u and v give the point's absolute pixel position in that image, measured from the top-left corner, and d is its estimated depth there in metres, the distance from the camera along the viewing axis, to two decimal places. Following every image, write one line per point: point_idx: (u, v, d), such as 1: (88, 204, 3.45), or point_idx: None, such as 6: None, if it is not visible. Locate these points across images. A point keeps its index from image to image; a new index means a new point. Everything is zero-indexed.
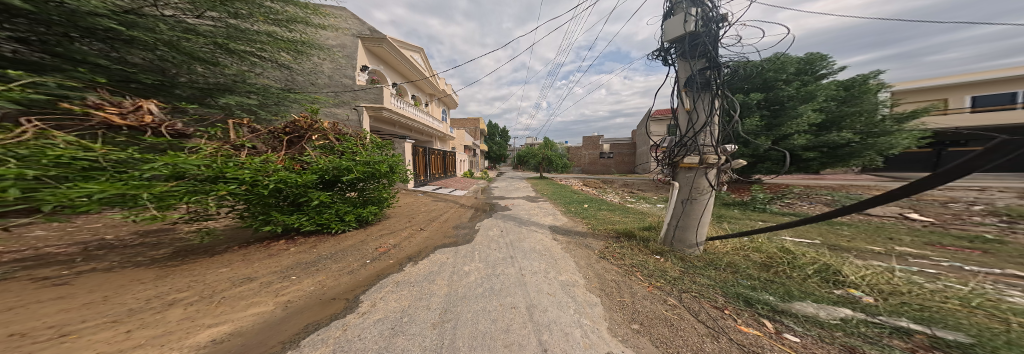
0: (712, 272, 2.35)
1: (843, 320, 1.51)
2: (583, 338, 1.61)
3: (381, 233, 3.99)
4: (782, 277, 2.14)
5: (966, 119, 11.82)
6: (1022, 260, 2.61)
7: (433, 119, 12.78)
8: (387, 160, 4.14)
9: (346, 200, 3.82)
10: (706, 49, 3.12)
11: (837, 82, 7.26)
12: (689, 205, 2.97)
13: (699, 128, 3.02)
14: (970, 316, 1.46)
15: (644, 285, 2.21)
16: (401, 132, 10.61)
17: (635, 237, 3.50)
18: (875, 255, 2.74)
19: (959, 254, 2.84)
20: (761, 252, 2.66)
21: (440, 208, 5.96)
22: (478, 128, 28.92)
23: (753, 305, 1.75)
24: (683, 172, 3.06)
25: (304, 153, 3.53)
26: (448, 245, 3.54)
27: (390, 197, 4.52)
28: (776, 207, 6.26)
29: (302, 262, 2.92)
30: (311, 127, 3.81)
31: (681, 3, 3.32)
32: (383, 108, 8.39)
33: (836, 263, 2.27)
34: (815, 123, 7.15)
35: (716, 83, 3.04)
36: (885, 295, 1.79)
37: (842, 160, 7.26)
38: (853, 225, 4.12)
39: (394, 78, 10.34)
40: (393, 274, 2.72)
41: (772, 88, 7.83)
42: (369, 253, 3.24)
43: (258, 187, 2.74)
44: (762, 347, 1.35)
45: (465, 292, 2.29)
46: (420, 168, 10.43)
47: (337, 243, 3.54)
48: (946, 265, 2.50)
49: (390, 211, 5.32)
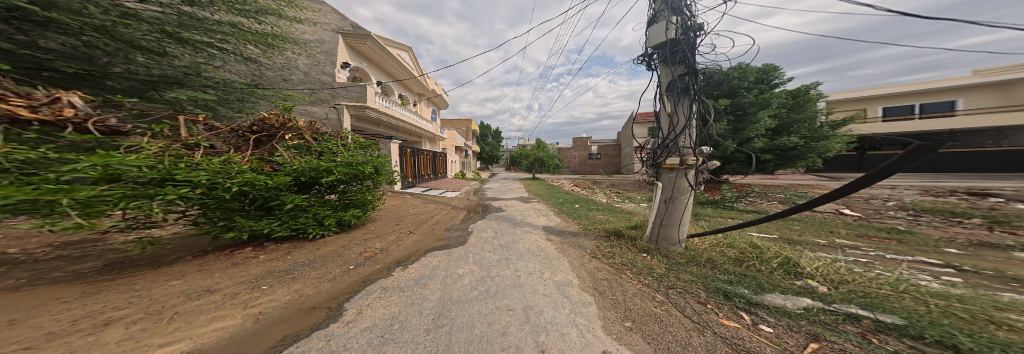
0: (693, 268, 2.56)
1: (806, 309, 1.74)
2: (579, 338, 1.66)
3: (366, 237, 3.76)
4: (753, 271, 2.39)
5: (883, 126, 14.04)
6: (926, 249, 3.20)
7: (422, 118, 12.30)
8: (373, 161, 3.92)
9: (325, 203, 3.54)
10: (685, 56, 3.32)
11: (786, 91, 8.20)
12: (671, 205, 3.19)
13: (680, 131, 3.22)
14: (901, 300, 1.77)
15: (634, 283, 2.34)
16: (387, 131, 10.02)
17: (622, 235, 3.71)
18: (821, 247, 3.18)
19: (882, 244, 3.41)
20: (734, 248, 2.94)
21: (431, 210, 5.78)
22: (468, 129, 28.33)
23: (731, 299, 1.94)
24: (666, 172, 3.28)
25: (275, 153, 3.20)
26: (439, 248, 3.42)
27: (377, 199, 4.29)
28: (742, 205, 6.97)
29: (275, 270, 2.66)
30: (284, 125, 3.50)
31: (663, 11, 3.50)
32: (367, 107, 7.87)
33: (794, 256, 2.59)
34: (771, 128, 8.03)
35: (694, 88, 3.28)
36: (838, 284, 2.08)
37: (792, 161, 8.20)
38: (803, 220, 4.73)
39: (381, 76, 9.74)
40: (381, 279, 2.59)
41: (736, 95, 8.60)
42: (355, 259, 3.06)
43: (217, 190, 2.42)
44: (742, 338, 1.51)
45: (459, 296, 2.25)
46: (408, 169, 10.05)
47: (318, 249, 3.28)
48: (874, 254, 2.98)
49: (374, 214, 5.04)
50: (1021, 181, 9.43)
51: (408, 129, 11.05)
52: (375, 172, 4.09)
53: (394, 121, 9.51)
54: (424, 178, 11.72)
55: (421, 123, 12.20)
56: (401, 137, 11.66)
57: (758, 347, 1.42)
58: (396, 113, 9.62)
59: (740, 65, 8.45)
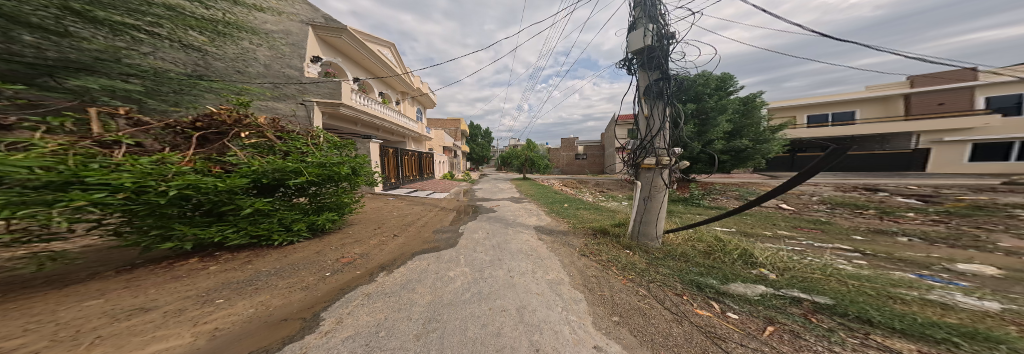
0: (669, 261, 2.82)
1: (762, 295, 2.03)
2: (571, 335, 1.69)
3: (343, 242, 3.46)
4: (719, 263, 2.70)
5: (810, 132, 16.68)
6: (842, 237, 3.93)
7: (404, 117, 11.60)
8: (350, 162, 3.61)
9: (292, 207, 3.17)
10: (660, 62, 3.53)
11: (739, 98, 9.26)
12: (649, 202, 3.42)
13: (656, 133, 3.45)
14: (829, 282, 2.16)
15: (620, 278, 2.49)
16: (367, 131, 9.18)
17: (607, 233, 3.92)
18: (768, 238, 3.72)
19: (812, 234, 4.11)
20: (702, 242, 3.29)
21: (416, 212, 5.51)
22: (457, 129, 27.55)
23: (702, 289, 2.18)
24: (644, 172, 3.52)
25: (227, 153, 2.76)
26: (428, 251, 3.28)
27: (354, 201, 3.96)
28: (707, 202, 7.81)
29: (232, 282, 2.32)
30: (238, 122, 3.10)
31: (641, 18, 3.69)
32: (340, 105, 7.18)
33: (749, 247, 2.98)
34: (728, 131, 9.03)
35: (667, 93, 3.53)
36: (784, 271, 2.45)
37: (744, 161, 9.21)
38: (754, 215, 5.46)
39: (357, 72, 9.19)
40: (363, 285, 2.42)
41: (700, 101, 9.45)
42: (331, 265, 2.80)
43: (149, 194, 1.98)
44: (713, 325, 1.70)
45: (451, 300, 2.17)
46: (390, 170, 9.50)
47: (285, 257, 2.92)
48: (807, 243, 3.58)
49: (353, 218, 4.66)
50: (903, 179, 11.93)
51: (390, 128, 10.31)
52: (352, 173, 3.79)
53: (373, 120, 8.79)
54: (408, 179, 11.18)
55: (404, 122, 11.51)
56: (382, 137, 10.87)
57: (725, 333, 1.61)
58: (375, 112, 8.91)
59: (705, 73, 9.26)
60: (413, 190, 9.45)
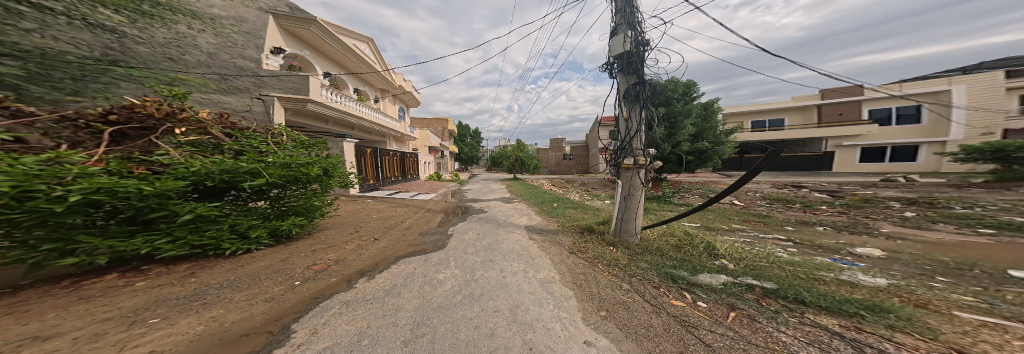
0: (647, 256, 3.06)
1: (724, 283, 2.31)
2: (563, 331, 1.68)
3: (315, 248, 3.13)
4: (688, 255, 3.01)
5: (755, 137, 19.18)
6: (780, 229, 4.66)
7: (384, 116, 10.97)
8: (320, 162, 3.30)
9: (248, 212, 2.76)
10: (638, 67, 3.73)
11: (701, 104, 10.26)
12: (628, 201, 3.65)
13: (634, 135, 3.66)
14: (773, 269, 2.55)
15: (605, 274, 2.64)
16: (339, 130, 8.57)
17: (592, 230, 4.12)
18: (726, 231, 4.25)
19: (760, 226, 4.77)
20: (675, 236, 3.62)
21: (399, 214, 5.20)
22: (444, 128, 26.58)
23: (676, 281, 2.41)
24: (624, 171, 3.73)
25: (155, 151, 2.31)
26: (414, 254, 3.13)
27: (326, 204, 3.61)
28: (676, 200, 8.60)
29: (171, 299, 1.94)
30: (173, 116, 2.71)
31: (621, 25, 3.86)
32: (308, 101, 6.61)
33: (711, 240, 3.36)
34: (691, 133, 9.99)
35: (643, 97, 3.76)
36: (739, 260, 2.81)
37: (706, 161, 10.29)
38: (714, 211, 6.16)
39: (328, 67, 8.66)
40: (341, 293, 2.22)
41: (670, 105, 10.26)
42: (302, 273, 2.52)
43: (44, 202, 1.52)
44: (686, 314, 1.89)
45: (441, 303, 2.03)
46: (368, 170, 8.86)
47: (241, 267, 2.53)
48: (754, 234, 4.17)
49: (325, 222, 4.23)
50: (823, 177, 14.34)
51: (368, 127, 9.69)
52: (324, 173, 3.48)
53: (348, 118, 8.19)
54: (389, 180, 10.52)
55: (383, 120, 10.89)
56: (359, 137, 10.16)
57: (698, 321, 1.77)
58: (349, 109, 8.34)
59: (675, 79, 10.04)
60: (394, 190, 8.88)
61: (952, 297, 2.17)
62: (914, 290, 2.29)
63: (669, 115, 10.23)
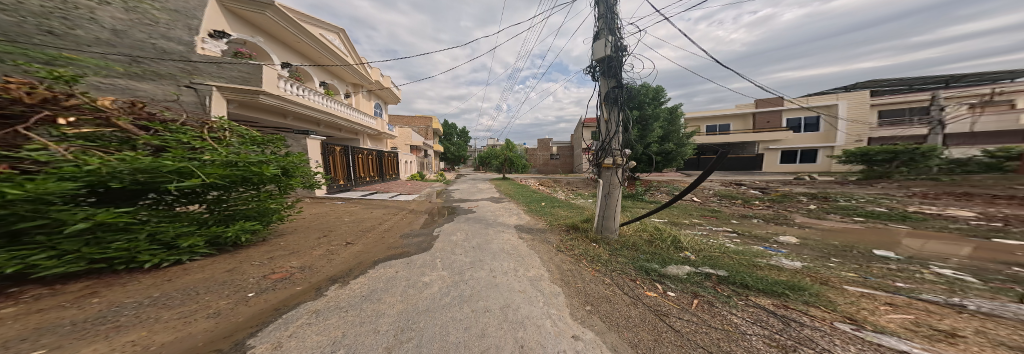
0: (624, 251, 3.29)
1: (687, 273, 2.58)
2: (553, 327, 1.66)
3: (272, 256, 2.76)
4: (658, 249, 3.30)
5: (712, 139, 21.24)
6: (727, 221, 5.37)
7: (357, 111, 10.30)
8: (276, 161, 2.92)
9: (176, 218, 2.23)
10: (617, 71, 3.95)
11: (667, 108, 11.19)
12: (608, 199, 3.86)
13: (613, 136, 3.87)
14: (727, 259, 2.92)
15: (589, 269, 2.76)
16: (297, 125, 8.03)
17: (576, 228, 4.31)
18: (688, 225, 4.75)
19: (716, 220, 5.41)
20: (647, 231, 3.95)
21: (374, 217, 4.92)
22: (428, 127, 25.65)
23: (648, 273, 2.63)
24: (603, 171, 3.95)
25: (26, 145, 1.64)
26: (395, 257, 2.98)
27: (281, 208, 3.20)
28: (647, 197, 9.32)
29: (54, 321, 1.34)
30: (58, 103, 1.98)
31: (603, 30, 4.06)
32: (258, 93, 6.03)
33: (676, 234, 3.73)
34: (659, 135, 10.87)
35: (621, 100, 4.01)
36: (699, 252, 3.17)
37: (670, 161, 11.22)
38: (678, 207, 6.84)
39: (285, 56, 8.01)
40: (308, 302, 1.91)
41: (643, 108, 10.96)
42: (257, 282, 2.14)
43: None
44: (656, 302, 2.05)
45: (426, 306, 1.83)
46: (338, 171, 8.26)
47: (167, 282, 1.98)
48: (708, 227, 4.73)
49: (282, 228, 3.77)
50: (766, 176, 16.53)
51: (335, 123, 9.08)
52: (281, 174, 3.10)
53: (308, 112, 7.61)
54: (362, 181, 9.90)
55: (356, 117, 10.22)
56: (324, 132, 9.53)
57: (667, 309, 1.91)
58: (312, 103, 7.71)
59: (646, 84, 10.77)
60: (370, 192, 8.38)
61: (850, 275, 2.65)
62: (822, 270, 2.77)
63: (641, 118, 10.96)
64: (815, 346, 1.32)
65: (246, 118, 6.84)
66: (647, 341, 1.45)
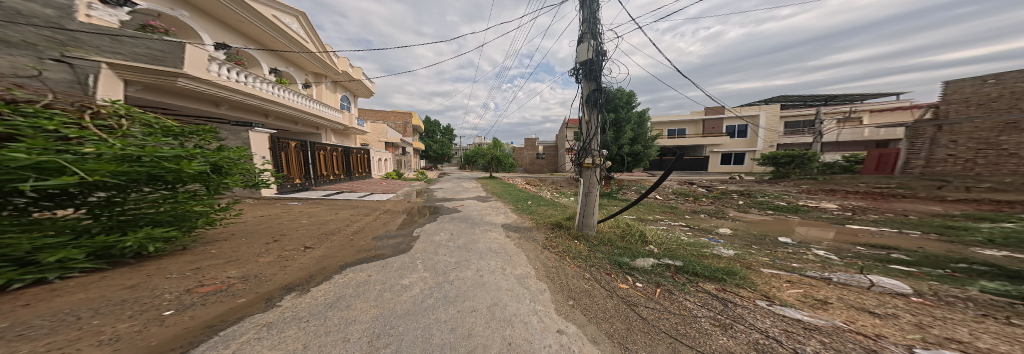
0: (601, 246, 3.44)
1: (652, 265, 2.76)
2: (538, 323, 1.66)
3: (210, 265, 2.25)
4: (628, 243, 3.50)
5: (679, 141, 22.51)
6: (680, 217, 5.92)
7: (315, 103, 9.52)
8: (204, 157, 2.33)
9: (32, 227, 1.58)
10: (598, 75, 4.09)
11: (638, 113, 11.78)
12: (588, 197, 3.97)
13: (594, 136, 3.99)
14: (686, 252, 3.18)
15: (572, 266, 2.84)
16: (233, 115, 7.11)
17: (560, 226, 4.41)
18: (650, 221, 5.15)
19: (675, 217, 5.91)
20: (615, 226, 4.19)
21: (338, 219, 4.59)
22: (406, 123, 25.13)
23: (620, 267, 2.76)
24: (584, 170, 4.04)
25: None
26: (366, 261, 2.70)
27: (204, 210, 2.59)
28: (620, 195, 9.79)
29: None
30: None
31: (586, 34, 4.17)
32: (178, 75, 5.16)
33: (641, 229, 4.01)
34: (630, 138, 11.44)
35: (601, 103, 4.17)
36: (661, 245, 3.43)
37: (638, 162, 11.77)
38: (645, 204, 7.33)
39: (224, 37, 7.17)
40: (257, 314, 1.51)
41: (618, 111, 11.44)
42: (178, 300, 1.60)
43: None
44: (622, 292, 2.19)
45: (408, 308, 1.65)
46: (294, 170, 7.88)
47: (24, 308, 1.32)
48: (666, 223, 5.15)
49: (212, 233, 3.16)
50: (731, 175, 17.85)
51: (286, 114, 8.24)
52: (214, 170, 2.53)
53: (249, 100, 6.78)
54: (325, 180, 9.49)
55: (314, 108, 9.45)
56: (272, 124, 8.59)
57: (636, 298, 2.05)
58: (255, 90, 6.87)
59: (620, 88, 11.23)
60: (337, 192, 8.02)
61: (773, 261, 3.10)
62: (747, 256, 3.21)
63: (617, 121, 11.40)
64: (745, 322, 1.60)
65: (160, 104, 5.76)
66: (620, 330, 1.54)
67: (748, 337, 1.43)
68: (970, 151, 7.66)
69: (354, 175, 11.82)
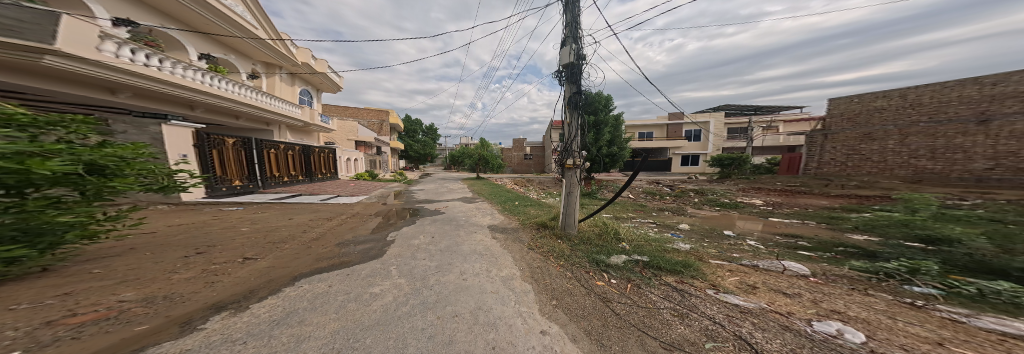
0: (580, 245, 3.54)
1: (625, 260, 2.87)
2: (523, 325, 1.66)
3: (105, 283, 1.75)
4: (605, 241, 3.63)
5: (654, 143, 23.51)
6: (651, 215, 6.21)
7: (261, 95, 8.51)
8: (73, 153, 1.62)
9: None
10: (578, 78, 4.18)
11: (615, 116, 12.18)
12: (570, 197, 4.02)
13: (575, 138, 4.07)
14: (655, 248, 3.36)
15: (555, 265, 2.88)
16: (142, 105, 5.84)
17: (545, 226, 4.45)
18: (626, 220, 5.36)
19: (647, 215, 6.18)
20: (593, 223, 4.32)
21: (292, 224, 4.15)
22: (382, 122, 24.63)
23: (596, 264, 2.83)
24: (566, 171, 4.09)
25: None
26: (333, 268, 2.46)
27: (74, 222, 1.82)
28: (600, 195, 10.07)
29: None
30: None
31: (569, 37, 4.24)
32: (46, 51, 3.96)
33: (617, 226, 4.17)
34: (608, 140, 11.80)
35: (581, 105, 4.26)
36: (632, 242, 3.60)
37: (615, 163, 12.16)
38: (620, 203, 7.61)
39: (146, 17, 6.13)
40: (166, 343, 1.15)
41: (598, 114, 11.80)
42: (31, 337, 1.09)
43: None
44: (593, 288, 2.28)
45: (378, 318, 1.50)
46: (234, 171, 6.98)
47: None
48: (641, 221, 5.36)
49: (98, 249, 2.45)
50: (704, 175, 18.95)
51: (219, 107, 7.21)
52: (99, 169, 1.80)
53: (167, 89, 5.74)
54: (273, 183, 8.56)
55: (260, 101, 8.44)
56: (201, 117, 7.42)
57: (610, 295, 2.11)
58: (175, 78, 5.83)
59: (598, 92, 11.59)
60: (291, 195, 7.45)
61: (720, 252, 3.35)
62: (701, 249, 3.45)
63: (595, 124, 11.72)
64: (698, 310, 1.74)
65: (26, 89, 4.44)
66: (597, 327, 1.58)
67: (699, 324, 1.56)
68: (843, 156, 10.33)
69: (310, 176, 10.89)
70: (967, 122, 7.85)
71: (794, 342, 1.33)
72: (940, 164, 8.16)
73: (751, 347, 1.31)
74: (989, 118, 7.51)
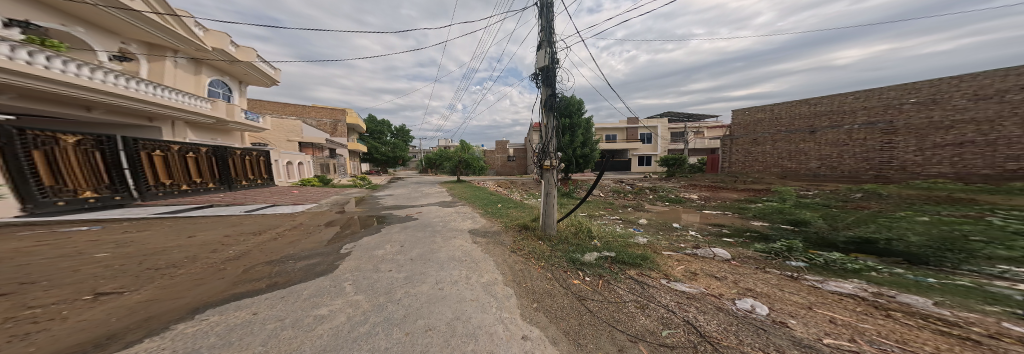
0: (557, 245, 3.54)
1: (597, 257, 2.90)
2: (504, 332, 1.58)
3: None
4: (580, 239, 3.67)
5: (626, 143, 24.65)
6: (620, 212, 6.44)
7: (139, 83, 6.56)
8: None
9: None
10: (552, 81, 4.21)
11: (586, 120, 12.67)
12: (548, 197, 4.01)
13: (551, 139, 4.09)
14: (625, 243, 3.46)
15: (536, 267, 2.83)
16: None
17: (527, 227, 4.42)
18: (599, 218, 5.48)
19: (619, 212, 6.38)
20: (569, 223, 4.35)
21: (193, 245, 3.42)
22: (335, 121, 23.33)
23: (571, 263, 2.83)
24: (545, 172, 4.08)
25: None
26: (277, 288, 2.17)
27: None
28: (577, 194, 10.30)
29: None
30: None
31: (543, 40, 4.27)
32: None
33: (589, 225, 4.24)
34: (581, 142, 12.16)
35: (555, 108, 4.30)
36: (603, 239, 3.68)
37: (589, 162, 12.54)
38: (593, 201, 7.82)
39: None
40: None
41: (572, 116, 12.16)
42: None
43: None
44: (569, 287, 2.26)
45: (332, 343, 1.34)
46: (82, 177, 5.25)
47: None
48: (612, 218, 5.52)
49: None
50: None
51: (50, 94, 5.15)
52: None
53: None
54: (159, 193, 6.86)
55: (136, 91, 6.46)
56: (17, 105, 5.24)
57: (586, 292, 2.10)
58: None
59: (570, 96, 12.03)
60: (193, 207, 6.18)
61: (670, 244, 3.53)
62: (657, 242, 3.61)
63: (569, 126, 12.04)
64: (655, 300, 1.78)
65: None
66: (575, 326, 1.55)
67: (658, 314, 1.58)
68: (744, 156, 13.51)
69: (225, 184, 9.25)
70: (805, 132, 11.42)
71: (725, 322, 1.43)
72: (794, 163, 11.66)
73: (697, 330, 1.35)
74: (815, 130, 11.14)
